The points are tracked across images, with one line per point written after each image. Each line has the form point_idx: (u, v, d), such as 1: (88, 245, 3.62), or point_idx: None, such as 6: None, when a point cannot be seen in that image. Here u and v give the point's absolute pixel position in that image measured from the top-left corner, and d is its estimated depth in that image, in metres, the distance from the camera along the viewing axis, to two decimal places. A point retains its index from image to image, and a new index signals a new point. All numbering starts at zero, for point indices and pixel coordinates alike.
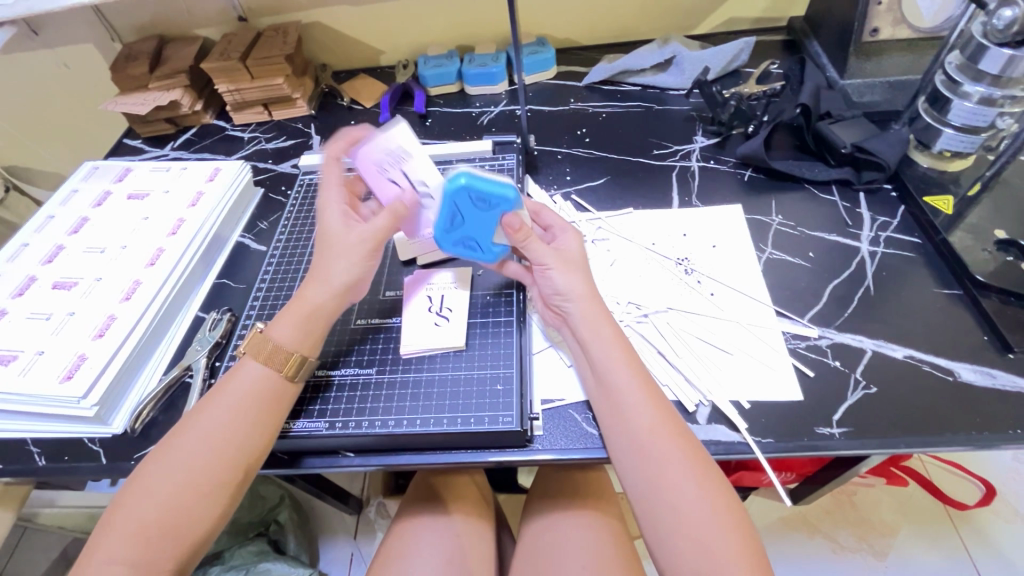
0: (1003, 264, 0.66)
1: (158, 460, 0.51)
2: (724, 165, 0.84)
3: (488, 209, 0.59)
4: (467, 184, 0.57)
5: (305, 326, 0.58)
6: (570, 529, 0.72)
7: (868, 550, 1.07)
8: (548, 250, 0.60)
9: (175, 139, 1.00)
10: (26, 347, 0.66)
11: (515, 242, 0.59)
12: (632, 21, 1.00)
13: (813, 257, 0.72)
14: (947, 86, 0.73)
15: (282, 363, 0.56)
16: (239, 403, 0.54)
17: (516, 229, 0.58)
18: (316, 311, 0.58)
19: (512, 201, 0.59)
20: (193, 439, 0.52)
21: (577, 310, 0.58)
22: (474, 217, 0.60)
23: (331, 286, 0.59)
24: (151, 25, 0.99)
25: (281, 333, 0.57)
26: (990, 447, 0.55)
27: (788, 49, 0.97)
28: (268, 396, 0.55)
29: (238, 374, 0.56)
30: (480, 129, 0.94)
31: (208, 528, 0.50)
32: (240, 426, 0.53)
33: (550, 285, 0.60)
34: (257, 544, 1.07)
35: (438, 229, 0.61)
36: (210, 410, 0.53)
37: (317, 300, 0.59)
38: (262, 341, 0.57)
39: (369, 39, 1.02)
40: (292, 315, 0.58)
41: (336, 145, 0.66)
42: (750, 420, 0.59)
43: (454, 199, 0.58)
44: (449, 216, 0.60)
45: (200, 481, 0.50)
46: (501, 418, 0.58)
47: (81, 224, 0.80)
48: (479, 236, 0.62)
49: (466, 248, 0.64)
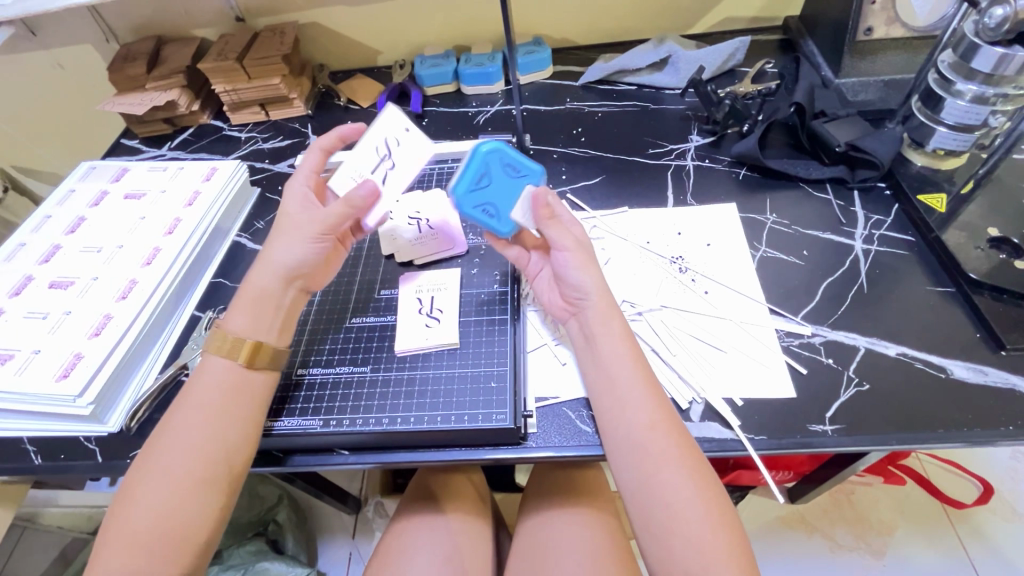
0: (996, 262, 0.66)
1: (146, 466, 0.52)
2: (719, 164, 0.84)
3: (515, 176, 0.62)
4: (498, 149, 0.60)
5: (255, 310, 0.58)
6: (565, 526, 0.72)
7: (866, 549, 1.07)
8: (569, 235, 0.60)
9: (173, 139, 1.00)
10: (22, 346, 0.66)
11: (539, 221, 0.61)
12: (628, 22, 1.00)
13: (806, 255, 0.72)
14: (939, 84, 0.73)
15: (237, 350, 0.57)
16: (214, 400, 0.54)
17: (542, 205, 0.61)
18: (265, 296, 0.59)
19: (536, 175, 0.63)
20: (175, 441, 0.52)
21: (592, 306, 0.59)
22: (501, 180, 0.61)
23: (274, 268, 0.59)
24: (148, 25, 0.99)
25: (235, 322, 0.58)
26: (982, 444, 0.56)
27: (783, 49, 0.97)
28: (234, 389, 0.55)
29: (202, 372, 0.56)
30: (476, 128, 0.94)
31: (208, 527, 0.51)
32: (219, 420, 0.53)
33: (571, 278, 0.59)
34: (255, 544, 1.07)
35: (460, 187, 0.60)
36: (187, 410, 0.54)
37: (262, 283, 0.59)
38: (220, 334, 0.57)
39: (366, 40, 1.02)
40: (242, 302, 0.59)
41: (314, 156, 0.66)
42: (744, 417, 0.59)
43: (486, 155, 0.60)
44: (478, 173, 0.60)
45: (189, 481, 0.50)
46: (494, 416, 0.58)
47: (77, 224, 0.80)
48: (497, 203, 0.61)
49: (481, 216, 0.61)
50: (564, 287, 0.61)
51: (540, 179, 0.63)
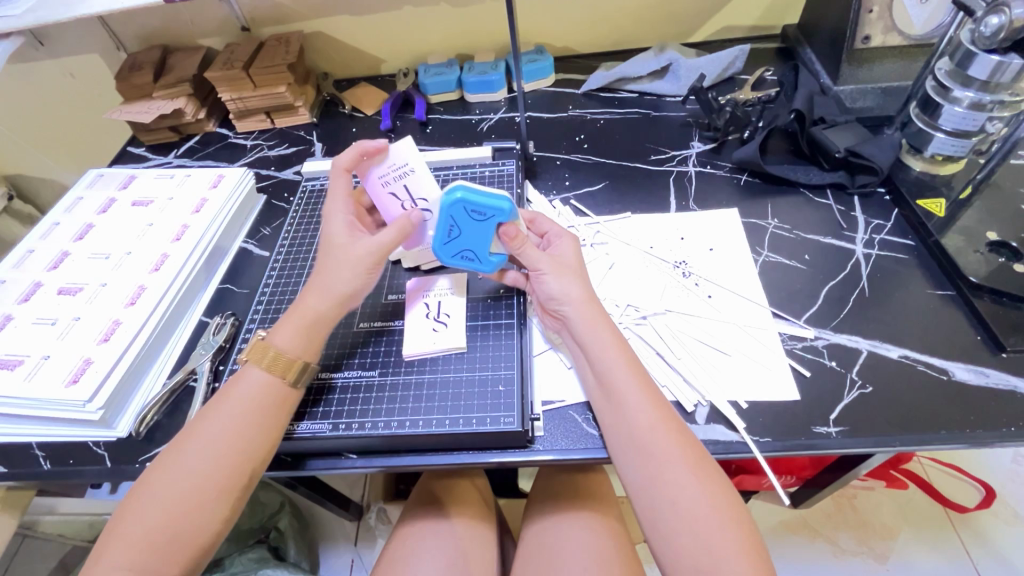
0: (995, 265, 0.67)
1: (166, 465, 0.52)
2: (720, 170, 0.85)
3: (484, 220, 0.61)
4: (462, 199, 0.59)
5: (307, 334, 0.59)
6: (570, 530, 0.73)
7: (870, 553, 1.07)
8: (543, 255, 0.62)
9: (178, 147, 1.01)
10: (31, 352, 0.66)
11: (511, 249, 0.62)
12: (629, 31, 1.02)
13: (808, 260, 0.73)
14: (936, 91, 0.74)
15: (284, 370, 0.57)
16: (244, 408, 0.55)
17: (512, 236, 0.61)
18: (316, 319, 0.59)
19: (508, 213, 0.60)
20: (202, 444, 0.53)
21: (575, 315, 0.59)
22: (471, 228, 0.61)
23: (330, 294, 0.60)
24: (155, 35, 1.01)
25: (283, 340, 0.58)
26: (984, 445, 0.56)
27: (781, 57, 0.99)
28: (272, 402, 0.56)
29: (241, 381, 0.57)
30: (479, 135, 0.95)
31: (214, 531, 0.51)
32: (247, 428, 0.54)
33: (547, 290, 0.61)
34: (258, 552, 1.07)
35: (436, 242, 0.63)
36: (217, 416, 0.54)
37: (316, 308, 0.59)
38: (263, 347, 0.57)
39: (370, 49, 1.03)
40: (294, 321, 0.59)
41: (347, 156, 0.63)
42: (748, 419, 0.60)
43: (450, 209, 0.60)
44: (447, 227, 0.62)
45: (205, 485, 0.51)
46: (502, 419, 0.59)
47: (85, 231, 0.80)
48: (474, 247, 0.63)
49: (463, 261, 0.65)
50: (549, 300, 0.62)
51: (511, 216, 0.60)
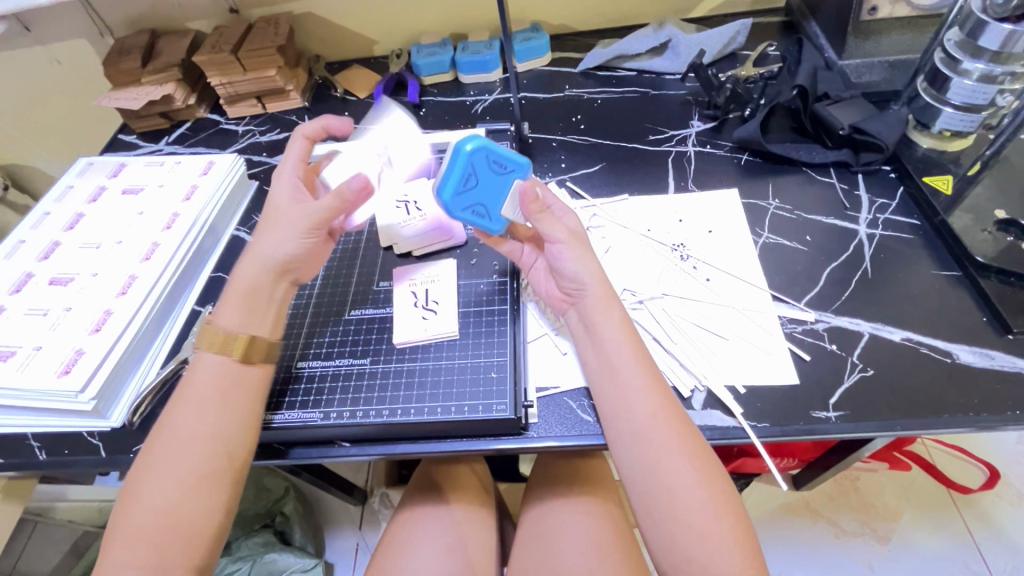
0: (1004, 244, 0.65)
1: (149, 466, 0.51)
2: (720, 150, 0.83)
3: (502, 172, 0.61)
4: (481, 147, 0.58)
5: (246, 305, 0.58)
6: (569, 515, 0.72)
7: (872, 535, 1.07)
8: (562, 226, 0.60)
9: (169, 134, 0.99)
10: (24, 343, 0.66)
11: (529, 215, 0.61)
12: (627, 7, 0.99)
13: (809, 241, 0.71)
14: (946, 63, 0.72)
15: (233, 347, 0.56)
16: (209, 396, 0.54)
17: (531, 199, 0.60)
18: (254, 289, 0.58)
19: (523, 168, 0.61)
20: (177, 439, 0.52)
21: (589, 295, 0.58)
22: (487, 180, 0.61)
23: (263, 260, 0.59)
24: (142, 19, 0.99)
25: (225, 317, 0.57)
26: (988, 429, 0.55)
27: (785, 31, 0.96)
28: (231, 382, 0.55)
29: (197, 369, 0.56)
30: (474, 117, 0.93)
31: (216, 521, 0.51)
32: (215, 415, 0.53)
33: (566, 265, 0.59)
34: (264, 536, 1.08)
35: (446, 191, 0.60)
36: (184, 408, 0.53)
37: (251, 277, 0.58)
38: (211, 331, 0.57)
39: (362, 30, 1.01)
40: (232, 297, 0.58)
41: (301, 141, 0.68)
42: (746, 405, 0.59)
43: (469, 158, 0.59)
44: (462, 176, 0.59)
45: (192, 477, 0.51)
46: (495, 406, 0.58)
47: (76, 220, 0.80)
48: (486, 202, 0.62)
49: (471, 217, 0.62)
50: (561, 277, 0.60)
51: (526, 173, 0.62)
